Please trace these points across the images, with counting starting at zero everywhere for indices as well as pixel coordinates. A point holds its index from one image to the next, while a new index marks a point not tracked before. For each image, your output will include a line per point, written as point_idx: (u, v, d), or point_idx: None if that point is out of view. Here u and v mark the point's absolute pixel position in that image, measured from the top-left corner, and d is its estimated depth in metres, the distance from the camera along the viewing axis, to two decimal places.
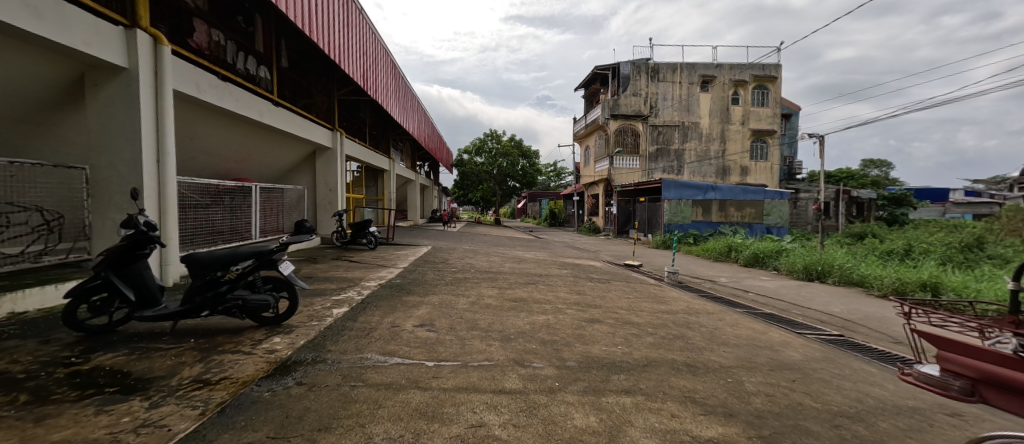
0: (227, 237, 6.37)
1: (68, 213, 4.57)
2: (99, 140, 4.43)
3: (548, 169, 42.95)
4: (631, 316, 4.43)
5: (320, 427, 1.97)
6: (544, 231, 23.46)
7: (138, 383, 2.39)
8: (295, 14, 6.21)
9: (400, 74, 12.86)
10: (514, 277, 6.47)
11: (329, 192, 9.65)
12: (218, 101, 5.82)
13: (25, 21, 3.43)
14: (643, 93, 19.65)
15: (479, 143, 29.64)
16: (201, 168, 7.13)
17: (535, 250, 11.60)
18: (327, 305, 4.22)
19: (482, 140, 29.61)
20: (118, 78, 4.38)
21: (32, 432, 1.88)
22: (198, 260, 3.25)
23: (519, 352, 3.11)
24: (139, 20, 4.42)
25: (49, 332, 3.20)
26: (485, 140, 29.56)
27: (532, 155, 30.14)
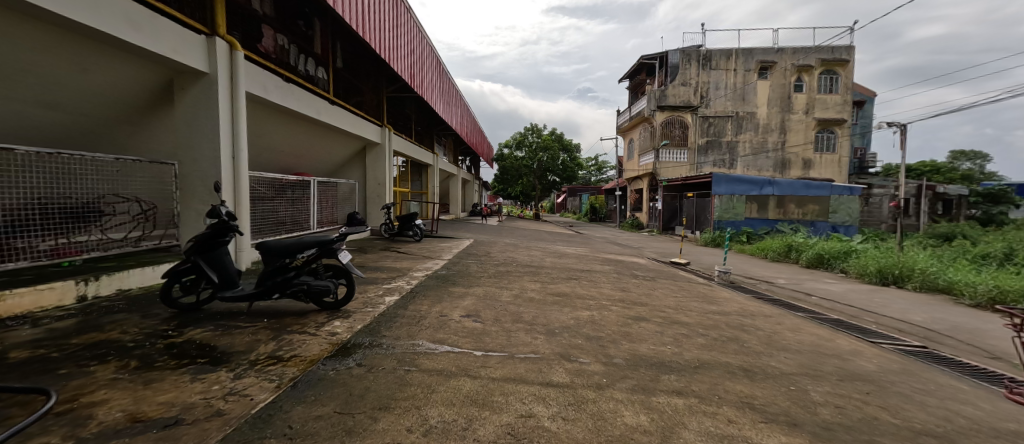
0: (289, 227, 6.84)
1: (161, 203, 5.07)
2: (185, 138, 4.91)
3: (589, 164, 42.42)
4: (679, 315, 4.27)
5: (380, 406, 2.10)
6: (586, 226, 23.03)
7: (222, 356, 2.65)
8: (350, 16, 6.48)
9: (445, 70, 13.10)
10: (554, 272, 6.44)
11: (378, 186, 10.15)
12: (283, 100, 6.25)
13: (125, 32, 3.86)
14: (693, 82, 18.65)
15: (520, 137, 29.54)
16: (266, 163, 7.66)
17: (576, 245, 11.48)
18: (379, 293, 4.44)
19: (522, 134, 29.58)
20: (200, 81, 4.82)
21: (142, 394, 2.14)
22: (269, 247, 3.53)
23: (564, 347, 3.10)
24: (217, 28, 4.83)
25: (148, 308, 3.62)
26: (525, 134, 29.50)
27: (573, 149, 29.67)
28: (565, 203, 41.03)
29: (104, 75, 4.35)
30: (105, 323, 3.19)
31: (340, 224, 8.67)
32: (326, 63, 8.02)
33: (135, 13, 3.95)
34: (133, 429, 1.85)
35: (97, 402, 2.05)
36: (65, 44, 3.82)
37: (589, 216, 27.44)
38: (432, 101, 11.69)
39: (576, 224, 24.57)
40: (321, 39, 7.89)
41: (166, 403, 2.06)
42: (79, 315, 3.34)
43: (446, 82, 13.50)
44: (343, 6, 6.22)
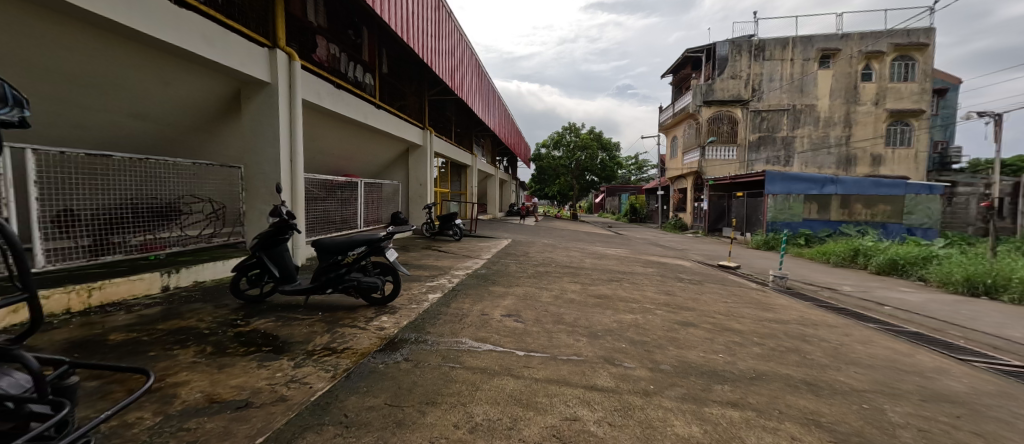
0: (339, 226, 7.21)
1: (230, 204, 5.51)
2: (251, 144, 5.31)
3: (629, 163, 41.39)
4: (731, 322, 4.05)
5: (427, 401, 2.16)
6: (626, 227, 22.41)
7: (283, 345, 2.84)
8: (396, 24, 6.71)
9: (484, 72, 13.25)
10: (594, 273, 6.32)
11: (420, 186, 10.47)
12: (335, 106, 6.59)
13: (201, 48, 4.25)
14: (744, 75, 17.65)
15: (557, 136, 29.25)
16: (319, 165, 8.10)
17: (616, 246, 11.22)
18: (422, 290, 4.58)
19: (560, 134, 29.28)
20: (263, 91, 5.19)
21: (217, 376, 2.34)
22: (324, 245, 3.73)
23: (608, 350, 3.04)
24: (278, 41, 5.19)
25: (220, 299, 3.94)
26: (563, 133, 29.18)
27: (612, 148, 29.03)
28: (603, 203, 40.22)
29: (183, 88, 4.80)
30: (184, 311, 3.52)
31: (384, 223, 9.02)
32: (372, 69, 8.37)
33: (210, 30, 4.34)
34: (210, 408, 2.02)
35: (180, 382, 2.26)
36: (153, 62, 4.27)
37: (629, 216, 26.68)
38: (472, 103, 11.86)
39: (616, 225, 23.97)
40: (368, 47, 8.24)
41: (238, 386, 2.24)
42: (164, 303, 3.70)
43: (485, 84, 13.67)
44: (390, 14, 6.45)
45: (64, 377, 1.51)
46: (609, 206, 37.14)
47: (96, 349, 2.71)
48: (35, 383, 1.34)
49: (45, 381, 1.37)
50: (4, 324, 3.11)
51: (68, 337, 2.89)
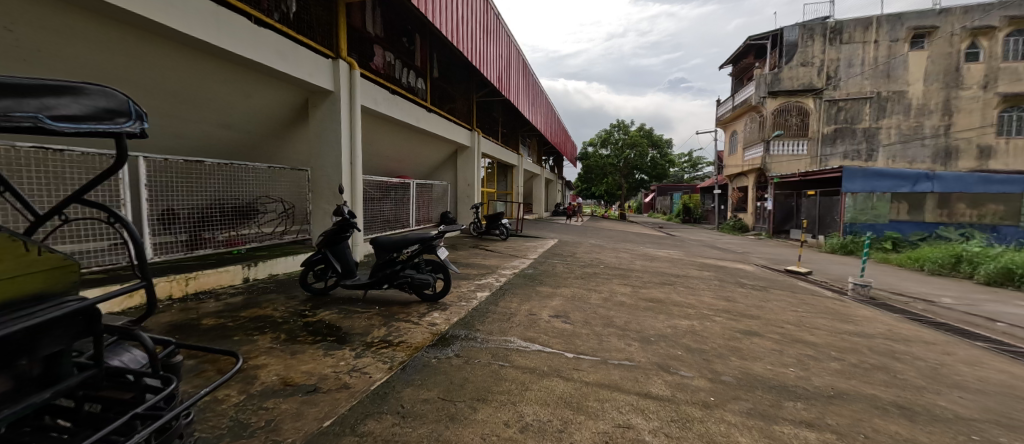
0: (393, 225, 7.53)
1: (298, 204, 5.94)
2: (316, 148, 5.68)
3: (682, 160, 39.56)
4: (802, 333, 3.73)
5: (478, 398, 2.18)
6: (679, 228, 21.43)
7: (345, 336, 3.01)
8: (447, 29, 6.90)
9: (531, 71, 13.25)
10: (645, 276, 6.08)
11: (468, 187, 10.71)
12: (390, 111, 6.89)
13: (273, 61, 4.61)
14: (816, 61, 16.23)
15: (605, 134, 28.53)
16: (375, 167, 8.51)
17: (669, 247, 10.74)
18: (471, 288, 4.65)
19: (607, 132, 28.55)
20: (327, 99, 5.53)
21: (289, 362, 2.53)
22: (380, 243, 3.90)
23: (662, 357, 2.91)
24: (340, 51, 5.51)
25: (289, 290, 4.26)
26: (610, 131, 28.44)
27: (663, 145, 27.86)
28: (654, 203, 38.73)
29: (259, 99, 5.22)
30: (261, 300, 3.85)
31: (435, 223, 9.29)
32: (424, 74, 8.63)
33: (282, 44, 4.69)
34: (284, 391, 2.19)
35: (259, 365, 2.48)
36: (234, 76, 4.69)
37: (682, 217, 25.46)
38: (518, 103, 11.91)
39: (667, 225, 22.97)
40: (421, 52, 8.52)
41: (307, 372, 2.41)
42: (244, 293, 4.07)
43: (532, 83, 13.67)
44: (441, 20, 6.64)
45: (170, 356, 1.70)
46: (659, 205, 35.66)
47: (191, 331, 3.03)
48: (149, 359, 1.53)
49: (158, 359, 1.55)
50: (121, 307, 3.55)
51: (170, 320, 3.25)
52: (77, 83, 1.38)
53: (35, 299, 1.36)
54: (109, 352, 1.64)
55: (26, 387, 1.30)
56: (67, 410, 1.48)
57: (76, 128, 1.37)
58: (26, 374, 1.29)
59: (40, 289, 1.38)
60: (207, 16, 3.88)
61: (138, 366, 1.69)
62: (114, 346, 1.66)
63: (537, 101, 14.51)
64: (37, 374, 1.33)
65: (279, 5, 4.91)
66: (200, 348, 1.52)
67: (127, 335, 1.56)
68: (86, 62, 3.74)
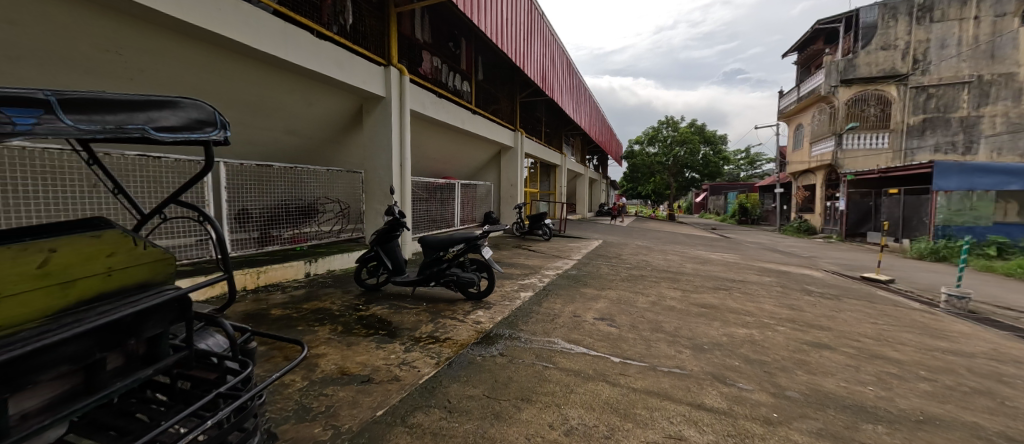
0: (439, 225, 7.70)
1: (353, 204, 6.21)
2: (369, 151, 5.92)
3: (738, 157, 37.23)
4: (881, 349, 3.36)
5: (523, 397, 2.16)
6: (733, 228, 20.22)
7: (395, 330, 3.10)
8: (491, 31, 6.95)
9: (575, 70, 13.06)
10: (697, 280, 5.77)
11: (511, 187, 10.74)
12: (438, 114, 7.06)
13: (332, 70, 4.86)
14: (900, 44, 14.36)
15: (653, 132, 27.33)
16: (423, 168, 8.76)
17: (723, 250, 10.13)
18: (514, 288, 4.64)
19: (655, 129, 27.40)
20: (379, 104, 5.76)
21: (346, 352, 2.65)
22: (428, 242, 4.00)
23: (716, 367, 2.75)
24: (391, 59, 5.71)
25: (344, 285, 4.48)
26: (659, 129, 27.25)
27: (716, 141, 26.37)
28: (705, 203, 36.80)
29: (318, 106, 5.52)
30: (321, 294, 4.09)
31: (478, 222, 9.41)
32: (470, 77, 8.78)
33: (339, 54, 4.94)
34: (342, 379, 2.30)
35: (319, 353, 2.62)
36: (297, 86, 4.99)
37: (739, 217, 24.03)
38: (562, 102, 11.77)
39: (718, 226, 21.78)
40: (466, 55, 8.64)
41: (362, 363, 2.51)
42: (305, 287, 4.33)
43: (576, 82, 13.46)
44: (485, 22, 6.69)
45: (248, 343, 1.85)
46: (712, 206, 33.77)
47: (262, 320, 3.27)
48: (230, 344, 1.66)
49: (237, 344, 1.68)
50: (206, 296, 3.86)
51: (244, 309, 3.52)
52: (173, 97, 1.54)
53: (141, 287, 1.59)
54: (197, 336, 1.84)
55: (135, 363, 1.51)
56: (163, 385, 1.64)
57: (173, 136, 1.52)
58: (133, 353, 1.49)
59: (145, 279, 1.61)
60: (275, 31, 4.15)
61: (221, 350, 1.87)
62: (200, 332, 1.86)
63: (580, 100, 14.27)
64: (143, 353, 1.53)
65: (337, 18, 5.22)
66: (273, 337, 1.65)
67: (213, 321, 1.72)
68: (176, 81, 4.10)
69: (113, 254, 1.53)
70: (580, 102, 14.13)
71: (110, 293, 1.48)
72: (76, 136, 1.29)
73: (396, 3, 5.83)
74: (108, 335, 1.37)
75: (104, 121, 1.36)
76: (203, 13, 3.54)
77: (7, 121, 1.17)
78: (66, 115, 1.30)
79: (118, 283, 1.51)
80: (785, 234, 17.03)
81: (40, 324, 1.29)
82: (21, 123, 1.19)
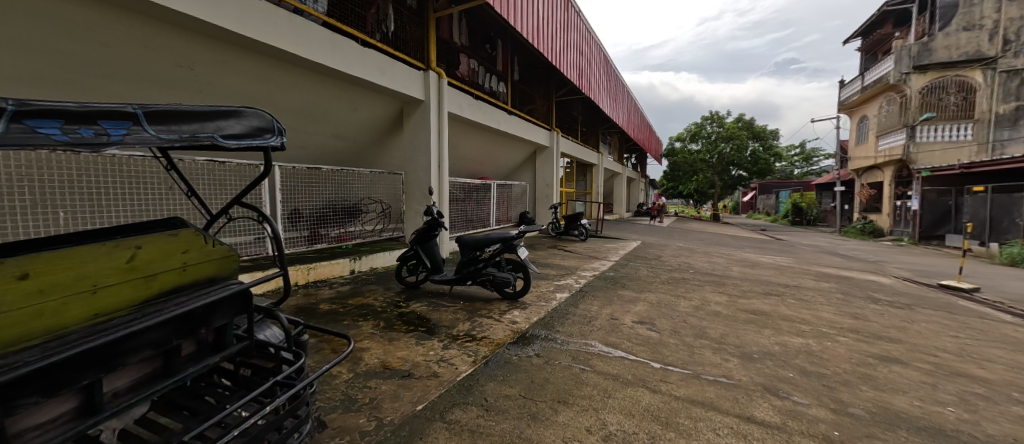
0: (475, 225, 7.80)
1: (393, 204, 6.41)
2: (409, 154, 6.09)
3: (793, 153, 34.80)
4: (963, 365, 3.02)
5: (560, 400, 2.13)
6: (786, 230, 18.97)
7: (434, 328, 3.16)
8: (527, 31, 6.94)
9: (613, 67, 12.78)
10: (745, 284, 5.44)
11: (547, 187, 10.71)
12: (475, 116, 7.15)
13: (375, 76, 5.05)
14: (986, 22, 12.53)
15: (696, 128, 26.47)
16: (459, 169, 8.89)
17: (775, 253, 9.51)
18: (550, 289, 4.60)
19: (699, 125, 26.37)
20: (419, 108, 5.92)
21: (388, 347, 2.74)
22: (464, 241, 4.05)
23: (768, 377, 2.57)
24: (430, 63, 5.85)
25: (386, 282, 4.64)
26: (703, 124, 26.24)
27: (766, 137, 24.79)
28: (754, 202, 34.76)
29: (363, 111, 5.75)
30: (364, 290, 4.26)
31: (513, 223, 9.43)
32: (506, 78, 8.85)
33: (381, 61, 5.12)
34: (384, 373, 2.37)
35: (363, 347, 2.71)
36: (343, 93, 5.22)
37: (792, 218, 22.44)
38: (600, 100, 11.54)
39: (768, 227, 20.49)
40: (503, 57, 8.68)
41: (402, 358, 2.57)
42: (350, 284, 4.52)
43: (614, 79, 13.17)
44: (522, 22, 6.69)
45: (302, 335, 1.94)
46: (762, 205, 31.74)
47: (311, 313, 3.45)
48: (286, 336, 1.75)
49: (292, 336, 1.78)
50: (264, 290, 4.11)
51: (295, 303, 3.72)
52: (238, 107, 1.64)
53: (209, 281, 1.72)
54: (257, 327, 1.95)
55: (205, 351, 1.62)
56: (229, 371, 1.75)
57: (237, 143, 1.63)
58: (204, 341, 1.61)
59: (213, 273, 1.73)
60: (323, 41, 4.37)
61: (278, 341, 1.98)
62: (259, 323, 1.95)
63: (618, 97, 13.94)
64: (211, 341, 1.64)
65: (380, 26, 5.40)
66: (324, 330, 1.72)
67: (271, 314, 1.83)
68: (238, 93, 4.38)
69: (188, 251, 1.63)
70: (618, 100, 13.80)
71: (184, 286, 1.61)
72: (159, 145, 1.39)
73: (436, 8, 5.94)
74: (184, 324, 1.49)
75: (182, 131, 1.45)
76: (260, 27, 3.78)
77: (102, 133, 1.29)
78: (151, 125, 1.39)
79: (190, 278, 1.64)
80: (846, 237, 15.72)
81: (128, 314, 1.43)
82: (114, 134, 1.30)
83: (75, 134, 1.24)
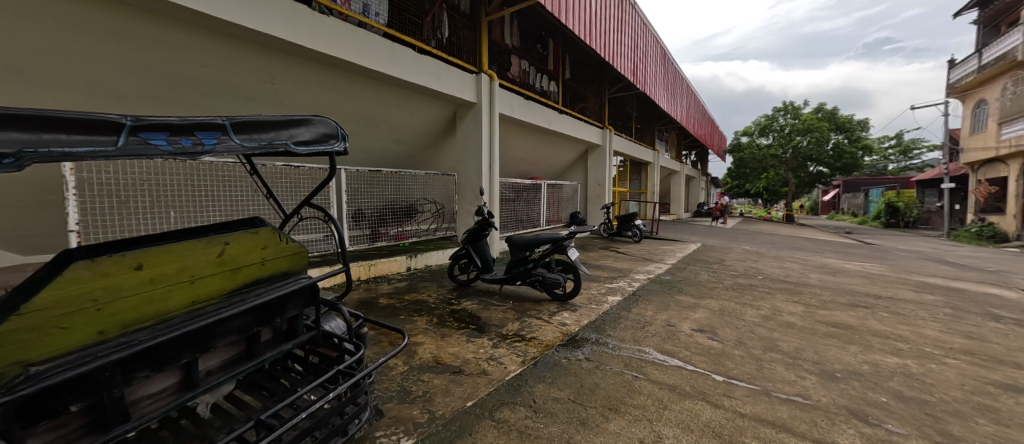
0: (526, 224, 7.84)
1: (447, 204, 6.63)
2: (462, 156, 6.29)
3: (886, 145, 30.61)
4: None
5: (610, 407, 2.06)
6: (879, 233, 16.73)
7: (484, 326, 3.21)
8: (579, 28, 6.79)
9: (671, 60, 12.15)
10: (826, 294, 4.86)
11: (598, 186, 10.42)
12: (526, 116, 7.17)
13: (430, 81, 5.26)
14: None
15: (766, 121, 23.36)
16: (510, 169, 8.97)
17: (863, 259, 8.44)
18: (602, 291, 4.46)
19: (770, 118, 23.32)
20: (471, 110, 6.08)
21: (441, 342, 2.83)
22: (514, 241, 4.07)
23: (854, 400, 2.28)
24: (481, 65, 5.97)
25: (440, 280, 4.80)
26: (773, 117, 23.18)
27: (851, 128, 22.02)
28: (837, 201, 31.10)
29: (421, 116, 6.02)
30: (419, 287, 4.44)
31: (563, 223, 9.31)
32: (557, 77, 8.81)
33: (435, 66, 5.32)
34: (437, 367, 2.45)
35: (418, 342, 2.84)
36: (402, 99, 5.51)
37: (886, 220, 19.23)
38: (656, 96, 11.01)
39: (854, 230, 18.20)
40: (554, 56, 8.57)
41: (454, 353, 2.65)
42: (407, 280, 4.75)
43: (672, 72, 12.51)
44: (574, 20, 6.56)
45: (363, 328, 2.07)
46: (846, 205, 27.92)
47: (372, 307, 3.68)
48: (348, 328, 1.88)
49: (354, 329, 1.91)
50: (329, 284, 4.46)
51: (358, 297, 3.99)
52: (307, 116, 1.81)
53: (283, 275, 1.90)
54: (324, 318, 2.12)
55: (280, 338, 1.80)
56: (300, 357, 1.93)
57: (307, 150, 1.80)
58: (279, 329, 1.79)
59: (286, 268, 1.91)
60: (385, 52, 4.66)
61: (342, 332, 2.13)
62: (326, 314, 2.12)
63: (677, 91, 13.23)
64: (286, 329, 1.82)
65: (435, 33, 5.66)
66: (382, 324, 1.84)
67: (335, 306, 1.98)
68: (312, 105, 4.79)
69: (265, 248, 1.79)
70: (676, 94, 13.10)
71: (261, 279, 1.80)
72: (242, 152, 1.59)
73: (488, 11, 6.03)
74: (263, 313, 1.66)
75: (261, 139, 1.64)
76: (330, 42, 4.13)
77: (198, 143, 1.47)
78: (236, 135, 1.58)
79: (267, 271, 1.82)
80: (956, 241, 13.44)
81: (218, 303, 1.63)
82: (207, 144, 1.49)
83: (177, 143, 1.43)
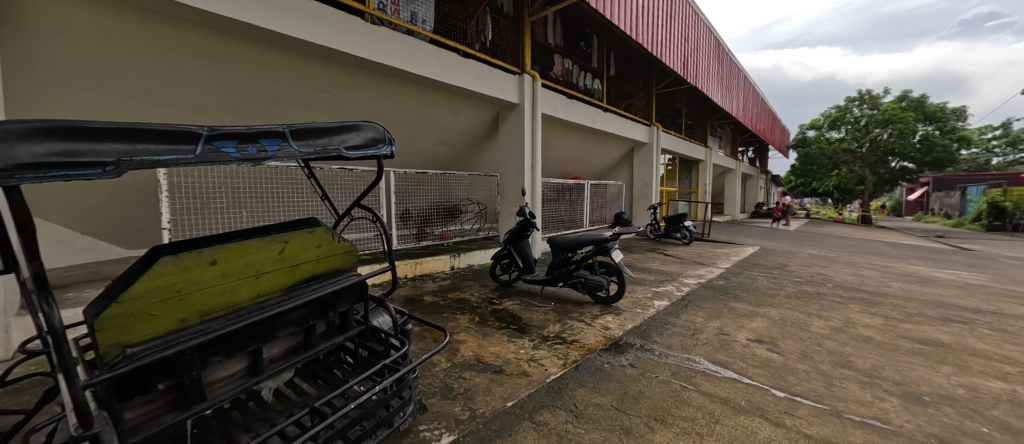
0: (569, 225, 7.75)
1: (489, 205, 6.72)
2: (504, 156, 6.34)
3: (988, 135, 26.69)
4: None
5: (656, 417, 1.97)
6: (981, 237, 14.60)
7: (525, 327, 3.20)
8: (624, 22, 6.52)
9: (727, 51, 11.45)
10: (910, 305, 4.31)
11: (644, 186, 10.01)
12: (569, 115, 7.08)
13: (475, 83, 5.37)
14: None
15: (837, 113, 21.38)
16: (552, 169, 8.90)
17: (959, 267, 7.39)
18: (648, 295, 4.28)
19: (842, 109, 21.20)
20: (514, 111, 6.12)
21: (483, 341, 2.86)
22: (556, 242, 4.03)
23: (948, 429, 1.99)
24: (524, 66, 5.99)
25: (484, 279, 4.87)
26: (846, 108, 20.98)
27: (942, 118, 19.42)
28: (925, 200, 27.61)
29: (466, 119, 6.15)
30: (462, 286, 4.52)
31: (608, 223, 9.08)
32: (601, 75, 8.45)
33: (479, 68, 5.43)
34: (478, 366, 2.48)
35: (460, 339, 2.88)
36: (447, 103, 5.67)
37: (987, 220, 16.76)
38: (710, 90, 10.41)
39: (946, 233, 16.05)
40: (598, 53, 8.31)
41: (495, 353, 2.67)
42: (452, 278, 4.87)
43: (727, 64, 11.77)
44: (619, 14, 6.35)
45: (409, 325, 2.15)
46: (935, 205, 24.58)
47: (417, 304, 3.81)
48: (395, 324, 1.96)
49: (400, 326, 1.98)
50: (379, 281, 4.68)
51: (405, 293, 4.15)
52: (357, 121, 1.91)
53: (336, 271, 2.01)
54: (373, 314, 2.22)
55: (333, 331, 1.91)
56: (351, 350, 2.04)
57: (357, 155, 1.91)
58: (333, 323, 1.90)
59: (339, 265, 2.02)
60: (433, 57, 4.83)
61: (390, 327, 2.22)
62: (374, 311, 2.22)
63: (733, 84, 12.42)
64: (338, 323, 1.93)
65: (479, 36, 5.77)
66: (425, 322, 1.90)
67: (383, 303, 2.06)
68: (365, 111, 5.07)
69: (321, 246, 1.90)
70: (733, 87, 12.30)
71: (316, 275, 1.92)
72: (299, 158, 1.72)
73: (530, 11, 6.06)
74: (317, 307, 1.77)
75: (317, 144, 1.77)
76: (383, 51, 4.35)
77: (262, 150, 1.63)
78: (295, 141, 1.70)
79: (322, 268, 1.94)
80: None
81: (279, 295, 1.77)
82: (269, 150, 1.64)
83: (245, 150, 1.57)
